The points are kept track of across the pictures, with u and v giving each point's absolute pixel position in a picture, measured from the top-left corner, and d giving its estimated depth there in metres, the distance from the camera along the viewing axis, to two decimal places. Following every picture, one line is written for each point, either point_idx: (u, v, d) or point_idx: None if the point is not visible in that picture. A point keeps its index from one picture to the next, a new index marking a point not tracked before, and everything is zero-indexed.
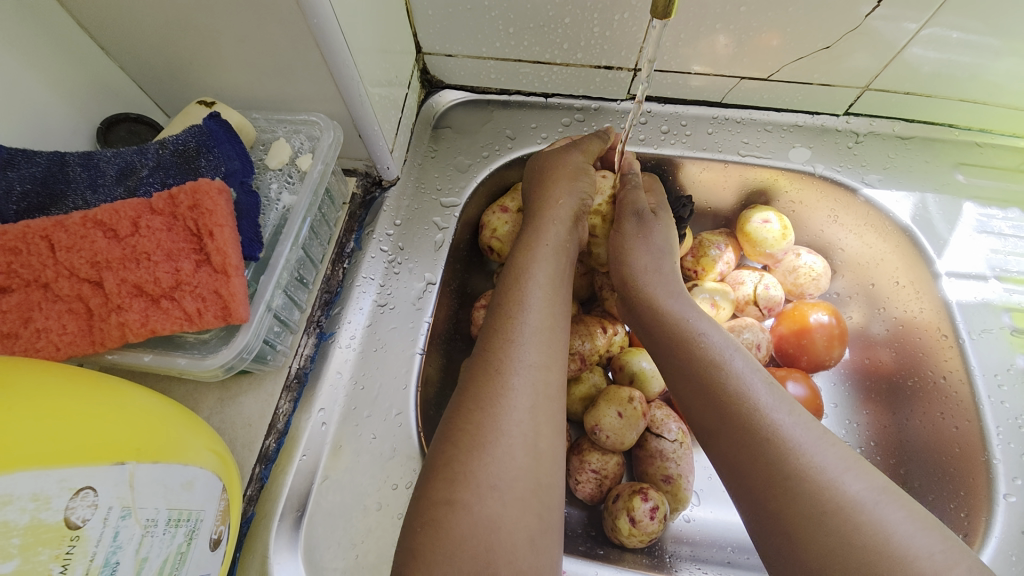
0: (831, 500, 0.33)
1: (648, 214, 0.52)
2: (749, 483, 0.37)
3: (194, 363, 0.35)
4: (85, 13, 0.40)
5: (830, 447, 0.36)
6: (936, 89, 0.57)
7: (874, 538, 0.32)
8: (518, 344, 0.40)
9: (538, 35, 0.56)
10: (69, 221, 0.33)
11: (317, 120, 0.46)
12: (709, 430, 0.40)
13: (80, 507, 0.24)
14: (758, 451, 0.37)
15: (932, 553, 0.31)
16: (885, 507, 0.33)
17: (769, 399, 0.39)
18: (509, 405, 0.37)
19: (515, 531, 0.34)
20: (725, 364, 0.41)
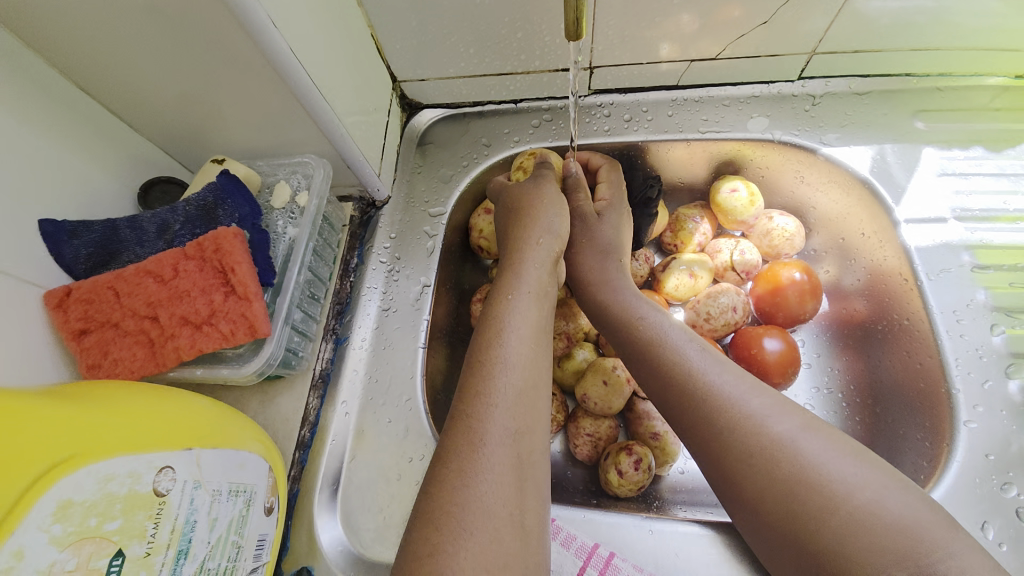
0: (757, 443, 0.39)
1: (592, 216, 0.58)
2: (695, 438, 0.42)
3: (233, 372, 0.44)
4: (116, 101, 0.49)
5: (757, 397, 0.42)
6: (882, 43, 0.59)
7: (793, 469, 0.37)
8: (513, 303, 0.45)
9: (496, 51, 0.62)
10: (126, 273, 0.42)
11: (309, 159, 0.54)
12: (658, 399, 0.46)
13: (163, 480, 0.33)
14: (694, 412, 0.43)
15: (845, 476, 0.36)
16: (807, 440, 0.38)
17: (703, 363, 0.45)
18: (506, 360, 0.41)
19: (518, 475, 0.35)
20: (662, 340, 0.48)
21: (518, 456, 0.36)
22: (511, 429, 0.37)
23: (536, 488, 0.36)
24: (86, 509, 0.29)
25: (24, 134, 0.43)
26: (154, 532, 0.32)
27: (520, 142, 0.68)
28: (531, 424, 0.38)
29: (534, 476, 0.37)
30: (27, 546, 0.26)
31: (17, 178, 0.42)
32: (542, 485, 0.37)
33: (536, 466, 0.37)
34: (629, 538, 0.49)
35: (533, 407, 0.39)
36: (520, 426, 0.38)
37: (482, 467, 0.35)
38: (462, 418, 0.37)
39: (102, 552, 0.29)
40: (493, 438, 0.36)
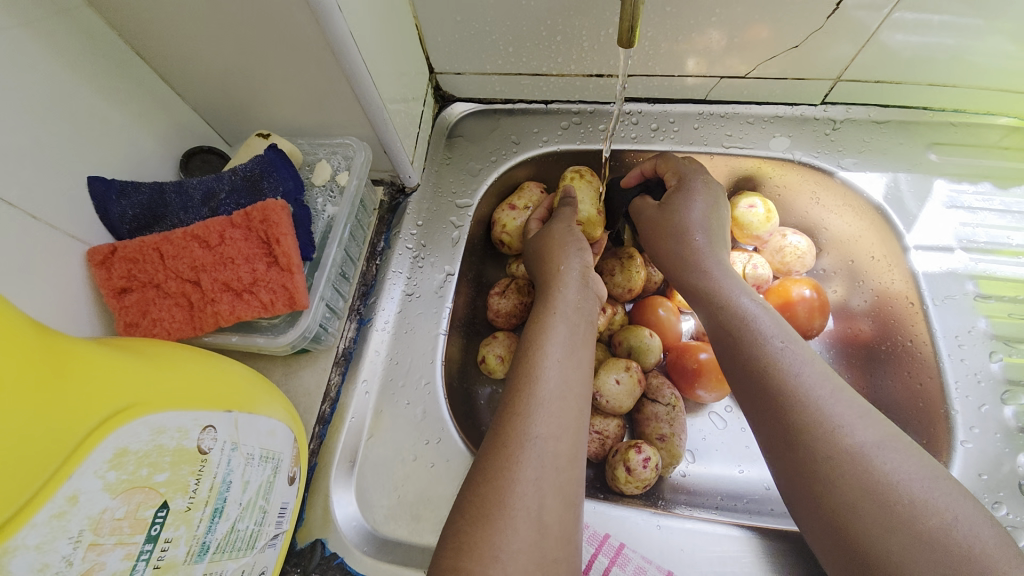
0: (833, 445, 0.40)
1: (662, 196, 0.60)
2: (768, 430, 0.44)
3: (269, 341, 0.45)
4: (166, 68, 0.49)
5: (838, 400, 0.42)
6: (905, 76, 0.61)
7: (867, 476, 0.38)
8: (547, 328, 0.48)
9: (534, 52, 0.63)
10: (173, 236, 0.43)
11: (351, 142, 0.55)
12: (737, 385, 0.47)
13: (206, 438, 0.33)
14: (775, 403, 0.43)
15: (922, 493, 0.37)
16: (884, 454, 0.39)
17: (790, 358, 0.45)
18: (544, 384, 0.43)
19: (551, 488, 0.39)
20: (755, 326, 0.48)
21: (546, 463, 0.39)
22: (543, 436, 0.40)
23: (567, 497, 0.39)
24: (138, 459, 0.29)
25: (77, 90, 0.43)
26: (196, 488, 0.32)
27: (548, 143, 0.70)
28: (562, 433, 0.41)
29: (564, 484, 0.40)
30: (83, 490, 0.26)
31: (66, 135, 0.42)
32: (574, 490, 0.40)
33: (567, 477, 0.40)
34: (638, 531, 0.51)
35: (564, 418, 0.42)
36: (551, 432, 0.41)
37: (518, 490, 0.38)
38: (506, 446, 0.40)
39: (149, 504, 0.29)
40: (528, 458, 0.39)
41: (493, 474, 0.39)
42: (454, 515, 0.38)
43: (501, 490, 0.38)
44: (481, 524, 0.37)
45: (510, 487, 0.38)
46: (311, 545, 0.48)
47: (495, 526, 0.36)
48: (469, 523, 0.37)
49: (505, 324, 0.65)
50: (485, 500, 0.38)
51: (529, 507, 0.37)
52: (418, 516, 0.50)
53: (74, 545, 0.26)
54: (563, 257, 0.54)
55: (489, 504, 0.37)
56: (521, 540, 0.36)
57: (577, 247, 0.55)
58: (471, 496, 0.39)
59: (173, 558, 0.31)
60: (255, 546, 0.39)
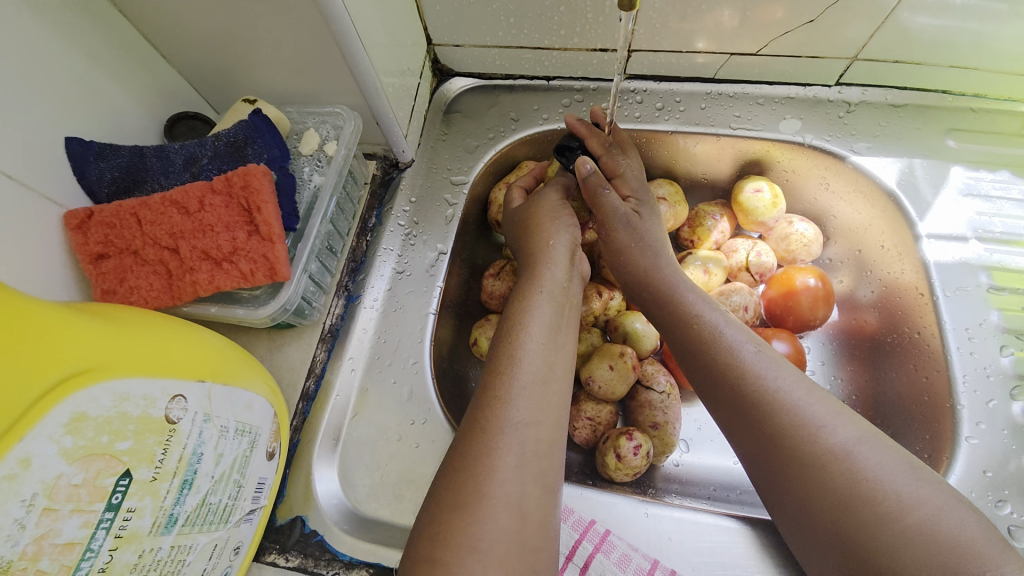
0: (810, 450, 0.37)
1: (634, 215, 0.53)
2: (745, 441, 0.41)
3: (249, 313, 0.44)
4: (149, 29, 0.47)
5: (813, 403, 0.39)
6: (925, 57, 0.58)
7: (849, 481, 0.35)
8: (531, 306, 0.46)
9: (536, 23, 0.60)
10: (152, 201, 0.42)
11: (340, 111, 0.53)
12: (708, 395, 0.44)
13: (175, 408, 0.32)
14: (747, 413, 0.41)
15: (904, 493, 0.34)
16: (864, 453, 0.37)
17: (762, 365, 0.42)
18: (524, 364, 0.42)
19: (534, 474, 0.38)
20: (720, 337, 0.44)
21: (527, 449, 0.38)
22: (523, 421, 0.39)
23: (549, 484, 0.38)
24: (99, 425, 0.28)
25: (55, 48, 0.41)
26: (163, 459, 0.31)
27: (548, 120, 0.67)
28: (543, 418, 0.40)
29: (545, 471, 0.38)
30: (36, 454, 0.25)
31: (41, 94, 0.41)
32: (555, 476, 0.39)
33: (548, 465, 0.39)
34: (625, 518, 0.50)
35: (544, 403, 0.41)
36: (530, 419, 0.39)
37: (497, 477, 0.36)
38: (484, 430, 0.39)
39: (111, 472, 0.28)
40: (508, 444, 0.38)
41: (471, 458, 0.37)
42: (430, 501, 0.37)
43: (479, 478, 0.36)
44: (457, 512, 0.35)
45: (489, 473, 0.36)
46: (290, 522, 0.47)
47: (473, 514, 0.35)
48: (445, 512, 0.36)
49: (499, 306, 0.63)
50: (463, 488, 0.36)
51: (508, 495, 0.36)
52: (400, 497, 0.49)
53: (27, 509, 0.25)
54: (553, 232, 0.51)
55: (467, 491, 0.36)
56: (500, 528, 0.35)
57: (569, 222, 0.52)
58: (449, 482, 0.37)
59: (137, 528, 0.30)
60: (228, 520, 0.38)
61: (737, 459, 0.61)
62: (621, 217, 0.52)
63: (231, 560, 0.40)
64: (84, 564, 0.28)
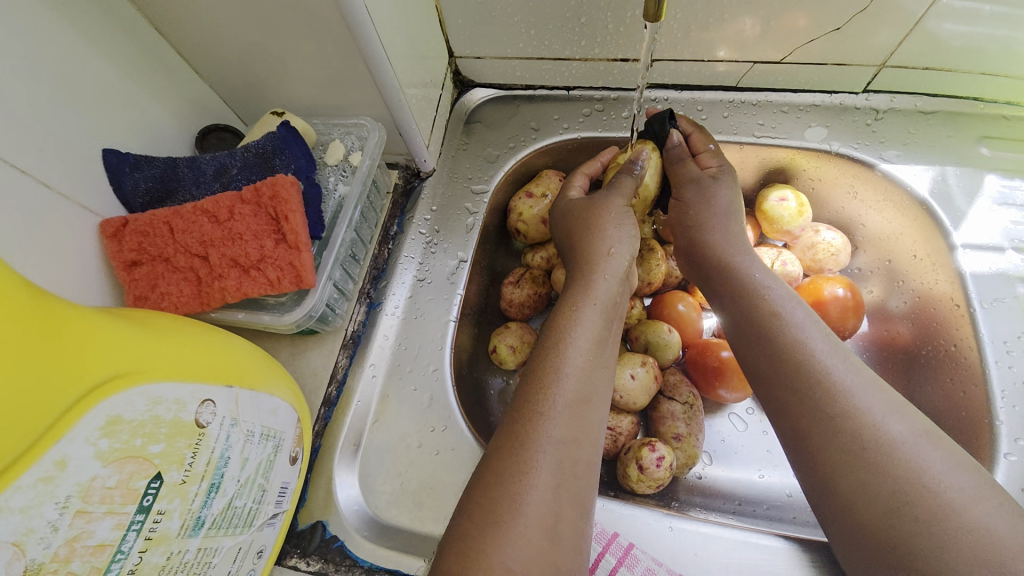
0: (871, 438, 0.36)
1: (707, 178, 0.53)
2: (791, 425, 0.40)
3: (275, 319, 0.45)
4: (184, 46, 0.49)
5: (875, 394, 0.38)
6: (957, 63, 0.57)
7: (909, 472, 0.35)
8: (582, 314, 0.45)
9: (557, 34, 0.61)
10: (184, 210, 0.43)
11: (365, 122, 0.54)
12: (763, 376, 0.43)
13: (204, 412, 0.33)
14: (803, 392, 0.40)
15: (961, 489, 0.34)
16: (923, 447, 0.36)
17: (829, 351, 0.41)
18: (565, 379, 0.41)
19: (567, 497, 0.37)
20: (785, 315, 0.44)
21: (563, 467, 0.38)
22: (560, 439, 0.38)
23: (580, 501, 0.38)
24: (132, 428, 0.29)
25: (95, 64, 0.43)
26: (192, 462, 0.32)
27: (568, 129, 0.68)
28: (580, 437, 0.40)
29: (579, 492, 0.38)
30: (72, 456, 0.26)
31: (81, 109, 0.42)
32: (586, 491, 0.39)
33: (583, 484, 0.39)
34: (647, 531, 0.49)
35: (581, 421, 0.40)
36: (569, 436, 0.39)
37: (531, 495, 0.36)
38: (521, 446, 0.38)
39: (143, 474, 0.29)
40: (544, 461, 0.37)
41: (504, 474, 0.37)
42: (463, 513, 0.37)
43: (511, 493, 0.36)
44: (490, 529, 0.35)
45: (524, 491, 0.36)
46: (312, 527, 0.48)
47: (506, 533, 0.35)
48: (476, 528, 0.35)
49: (518, 314, 0.63)
50: (494, 502, 0.36)
51: (542, 515, 0.36)
52: (420, 504, 0.49)
53: (61, 511, 0.26)
54: (614, 241, 0.50)
55: (500, 507, 0.36)
56: (530, 547, 0.34)
57: (631, 232, 0.51)
58: (481, 496, 0.37)
59: (166, 530, 0.31)
60: (252, 524, 0.38)
61: (763, 473, 0.59)
62: (693, 180, 0.53)
63: (255, 564, 0.40)
64: (114, 565, 0.28)
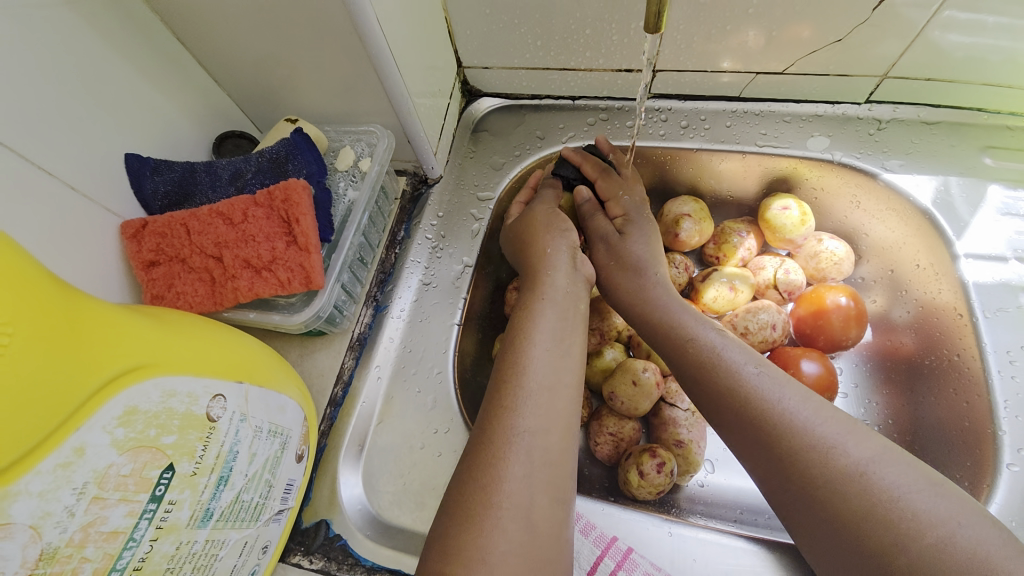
0: (821, 474, 0.36)
1: (614, 236, 0.57)
2: (754, 469, 0.40)
3: (285, 319, 0.47)
4: (204, 55, 0.51)
5: (824, 422, 0.38)
6: (958, 74, 0.57)
7: (864, 502, 0.34)
8: (536, 313, 0.47)
9: (563, 45, 0.62)
10: (200, 213, 0.45)
11: (375, 129, 0.56)
12: (716, 421, 0.43)
13: (215, 407, 0.34)
14: (755, 435, 0.40)
15: (922, 511, 0.33)
16: (881, 471, 0.35)
17: (764, 385, 0.41)
18: (531, 372, 0.42)
19: (541, 482, 0.38)
20: (721, 357, 0.44)
21: (535, 458, 0.38)
22: (530, 431, 0.39)
23: (559, 494, 0.38)
24: (147, 419, 0.30)
25: (119, 72, 0.45)
26: (202, 455, 0.33)
27: (571, 139, 0.69)
28: (552, 426, 0.40)
29: (556, 478, 0.39)
30: (90, 444, 0.27)
31: (105, 115, 0.44)
32: (567, 486, 0.39)
33: (560, 470, 0.39)
34: (647, 536, 0.49)
35: (551, 409, 0.41)
36: (538, 426, 0.40)
37: (505, 487, 0.37)
38: (489, 437, 0.39)
39: (156, 464, 0.30)
40: (515, 453, 0.38)
41: (477, 470, 0.38)
42: (439, 514, 0.37)
43: (487, 488, 0.37)
44: (467, 526, 0.35)
45: (497, 485, 0.37)
46: (315, 525, 0.48)
47: (481, 526, 0.35)
48: (456, 525, 0.36)
49: None
50: (469, 498, 0.37)
51: (518, 505, 0.36)
52: (422, 505, 0.49)
53: (77, 496, 0.27)
54: (552, 241, 0.53)
55: (473, 503, 0.36)
56: (509, 539, 0.35)
57: (564, 229, 0.54)
58: (458, 495, 0.37)
59: (176, 520, 0.32)
60: (258, 519, 0.39)
61: None
62: (601, 237, 0.58)
63: (259, 560, 0.41)
64: (125, 553, 0.29)
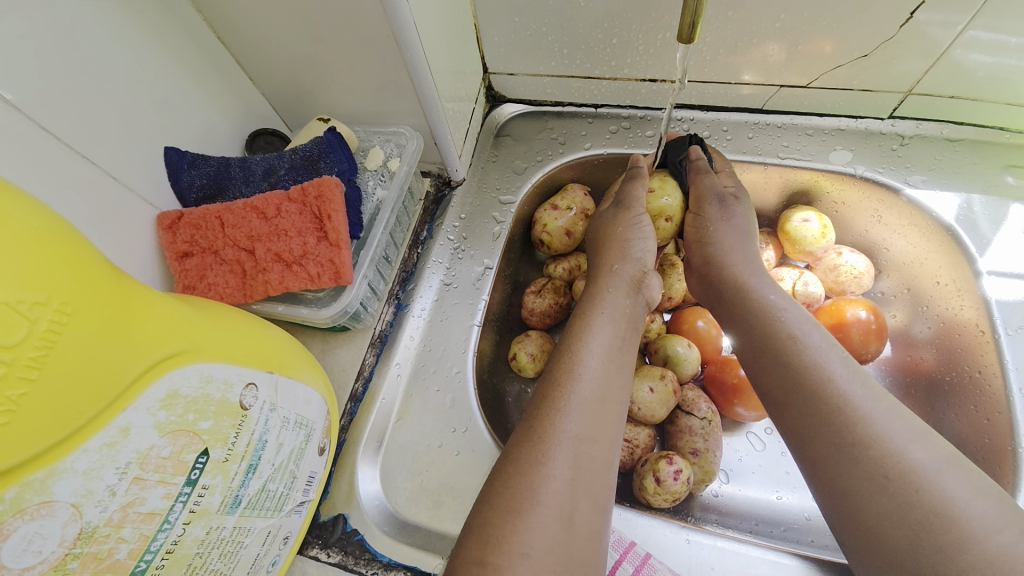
0: (893, 467, 0.35)
1: (729, 197, 0.54)
2: (812, 457, 0.39)
3: (312, 313, 0.48)
4: (240, 53, 0.52)
5: (897, 420, 0.38)
6: (982, 93, 0.57)
7: (933, 501, 0.34)
8: (592, 326, 0.46)
9: (588, 54, 0.63)
10: (234, 206, 0.46)
11: (403, 131, 0.57)
12: (777, 402, 0.43)
13: (247, 395, 0.35)
14: (820, 425, 0.39)
15: (983, 516, 0.33)
16: (946, 474, 0.35)
17: (844, 374, 0.41)
18: (582, 382, 0.42)
19: (584, 490, 0.38)
20: (802, 339, 0.43)
21: (581, 463, 0.38)
22: (578, 436, 0.39)
23: (598, 502, 0.38)
24: (186, 404, 0.30)
25: (160, 68, 0.47)
26: (234, 441, 0.33)
27: (591, 148, 0.69)
28: (598, 435, 0.40)
29: (596, 488, 0.38)
30: (134, 425, 0.28)
31: (145, 110, 0.46)
32: (606, 495, 0.39)
33: (601, 483, 0.39)
34: (664, 542, 0.49)
35: (600, 420, 0.41)
36: (586, 433, 0.40)
37: (549, 483, 0.37)
38: (540, 436, 0.39)
39: (192, 448, 0.31)
40: (560, 456, 0.38)
41: (509, 461, 0.38)
42: (482, 503, 0.37)
43: (533, 484, 0.37)
44: (510, 518, 0.35)
45: (544, 481, 0.37)
46: (333, 519, 0.49)
47: (525, 521, 0.35)
48: (497, 516, 0.36)
49: (539, 323, 0.64)
50: (515, 493, 0.37)
51: (559, 506, 0.36)
52: (439, 503, 0.50)
53: (119, 476, 0.27)
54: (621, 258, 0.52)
55: (520, 496, 0.36)
56: (547, 536, 0.35)
57: (641, 239, 0.52)
58: (502, 486, 0.37)
59: (208, 505, 0.32)
60: (282, 509, 0.40)
61: (781, 494, 0.59)
62: (718, 194, 0.54)
63: (280, 550, 0.41)
64: (160, 535, 0.30)
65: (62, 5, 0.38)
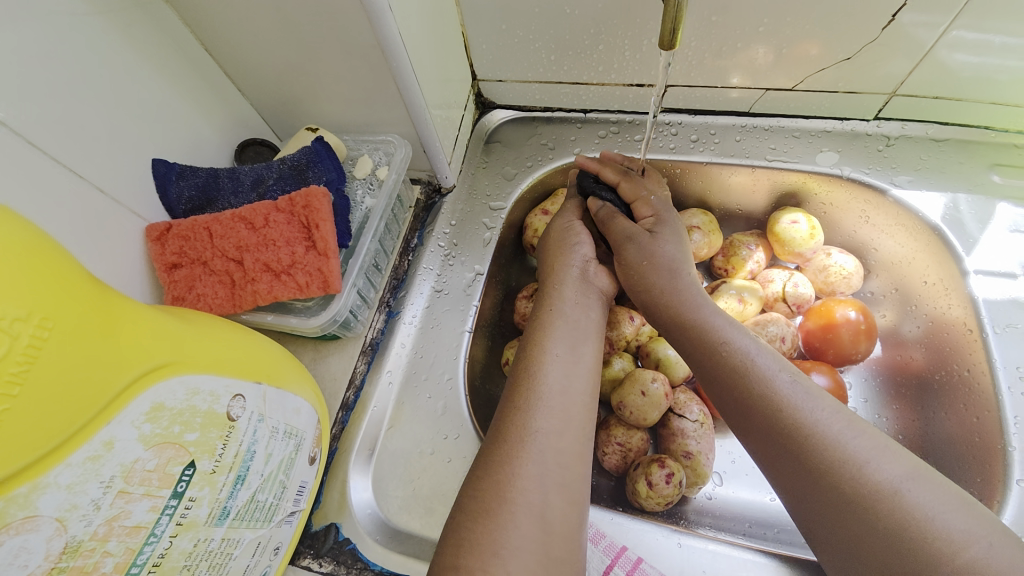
0: (854, 488, 0.35)
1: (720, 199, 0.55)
2: (779, 476, 0.39)
3: (302, 322, 0.48)
4: (229, 65, 0.53)
5: (856, 437, 0.38)
6: (966, 93, 0.58)
7: (898, 518, 0.34)
8: (552, 322, 0.47)
9: (576, 61, 0.63)
10: (223, 217, 0.46)
11: (392, 139, 0.58)
12: (743, 425, 0.42)
13: (235, 406, 0.35)
14: (783, 449, 0.39)
15: (954, 528, 0.33)
16: (913, 490, 0.35)
17: (798, 396, 0.41)
18: (546, 377, 0.43)
19: (556, 486, 0.38)
20: (751, 365, 0.43)
21: (549, 460, 0.39)
22: (545, 432, 0.40)
23: (572, 496, 0.38)
24: (172, 416, 0.30)
25: (149, 81, 0.47)
26: (222, 453, 0.33)
27: (581, 153, 0.70)
28: (567, 429, 0.40)
29: (569, 481, 0.39)
30: (119, 438, 0.28)
31: (134, 123, 0.46)
32: (579, 488, 0.39)
33: (574, 478, 0.39)
34: (656, 546, 0.49)
35: (569, 415, 0.41)
36: (555, 429, 0.40)
37: (519, 484, 0.37)
38: (506, 437, 0.40)
39: (178, 460, 0.31)
40: (528, 454, 0.38)
41: (500, 469, 0.38)
42: (454, 512, 0.37)
43: (501, 485, 0.37)
44: (479, 520, 0.36)
45: (511, 480, 0.37)
46: (325, 529, 0.49)
47: (496, 520, 0.35)
48: (470, 520, 0.36)
49: (531, 328, 0.64)
50: (485, 493, 0.37)
51: (530, 503, 0.36)
52: (431, 511, 0.50)
53: (104, 490, 0.27)
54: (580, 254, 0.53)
55: (489, 497, 0.37)
56: (522, 536, 0.35)
57: (581, 240, 0.53)
58: (471, 491, 0.38)
59: (195, 517, 0.32)
60: (272, 519, 0.40)
61: (774, 496, 0.59)
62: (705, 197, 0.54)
63: (271, 561, 0.41)
64: (146, 548, 0.30)
65: (50, 20, 0.39)
